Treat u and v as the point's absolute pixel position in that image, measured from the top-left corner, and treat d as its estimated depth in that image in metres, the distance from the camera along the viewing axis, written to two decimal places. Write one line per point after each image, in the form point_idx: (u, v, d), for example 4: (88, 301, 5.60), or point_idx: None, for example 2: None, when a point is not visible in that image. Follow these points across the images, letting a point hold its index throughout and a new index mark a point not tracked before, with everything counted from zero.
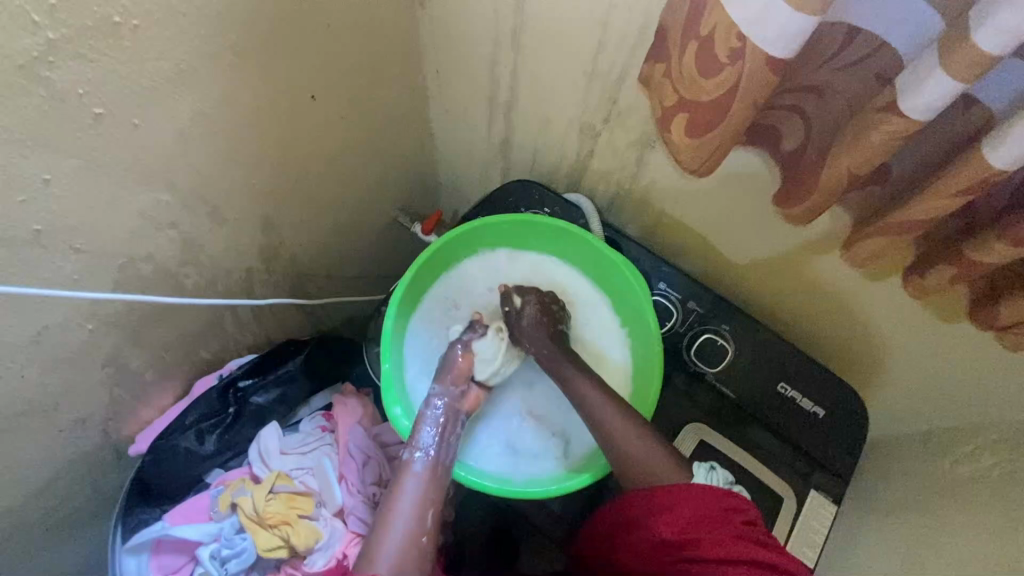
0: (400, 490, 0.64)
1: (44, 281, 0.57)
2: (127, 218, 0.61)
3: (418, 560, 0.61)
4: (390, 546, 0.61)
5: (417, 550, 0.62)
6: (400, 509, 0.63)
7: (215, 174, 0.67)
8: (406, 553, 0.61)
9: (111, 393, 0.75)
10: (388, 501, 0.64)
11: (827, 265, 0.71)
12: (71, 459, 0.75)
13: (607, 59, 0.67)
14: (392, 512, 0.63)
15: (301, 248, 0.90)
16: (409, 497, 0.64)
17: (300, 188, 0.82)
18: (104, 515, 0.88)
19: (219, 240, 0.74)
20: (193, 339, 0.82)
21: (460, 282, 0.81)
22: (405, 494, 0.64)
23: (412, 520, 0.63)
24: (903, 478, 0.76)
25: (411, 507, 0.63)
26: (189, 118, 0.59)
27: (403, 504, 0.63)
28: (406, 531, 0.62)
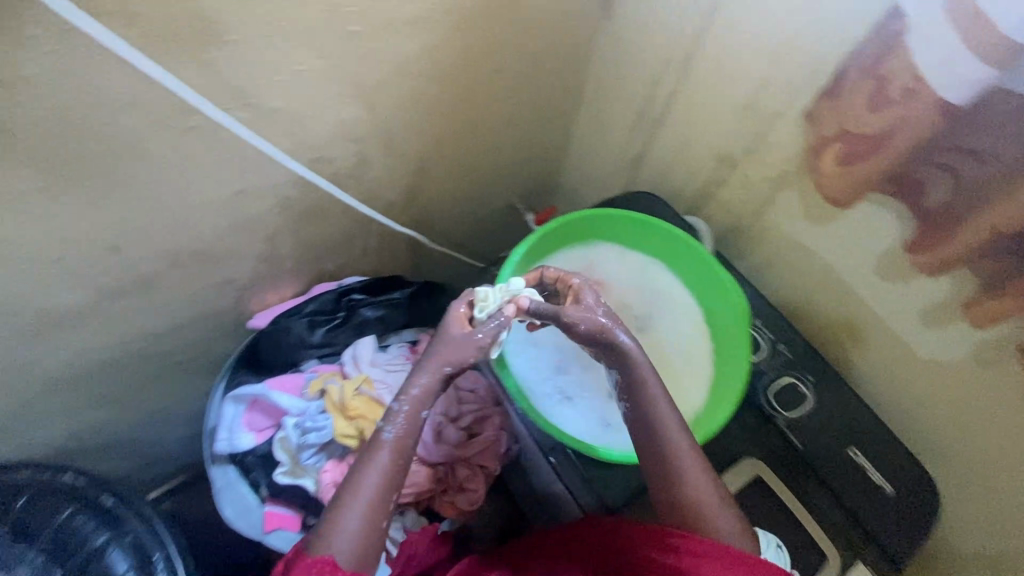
0: (369, 466, 0.59)
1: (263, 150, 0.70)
2: (333, 122, 0.73)
3: (377, 540, 0.58)
4: (347, 529, 0.56)
5: (377, 530, 0.58)
6: (365, 489, 0.58)
7: (403, 110, 0.79)
8: (365, 535, 0.57)
9: (257, 266, 0.87)
10: (352, 475, 0.59)
11: (934, 346, 0.71)
12: (205, 312, 0.88)
13: (768, 93, 0.73)
14: (355, 490, 0.58)
15: (435, 199, 1.01)
16: (376, 475, 0.59)
17: (455, 148, 0.93)
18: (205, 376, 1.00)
19: (383, 167, 0.86)
20: (327, 246, 0.93)
21: (566, 262, 0.88)
22: (373, 472, 0.59)
23: (372, 507, 0.58)
24: None
25: (375, 488, 0.58)
26: (405, 52, 0.71)
27: (368, 483, 0.58)
28: (366, 513, 0.57)
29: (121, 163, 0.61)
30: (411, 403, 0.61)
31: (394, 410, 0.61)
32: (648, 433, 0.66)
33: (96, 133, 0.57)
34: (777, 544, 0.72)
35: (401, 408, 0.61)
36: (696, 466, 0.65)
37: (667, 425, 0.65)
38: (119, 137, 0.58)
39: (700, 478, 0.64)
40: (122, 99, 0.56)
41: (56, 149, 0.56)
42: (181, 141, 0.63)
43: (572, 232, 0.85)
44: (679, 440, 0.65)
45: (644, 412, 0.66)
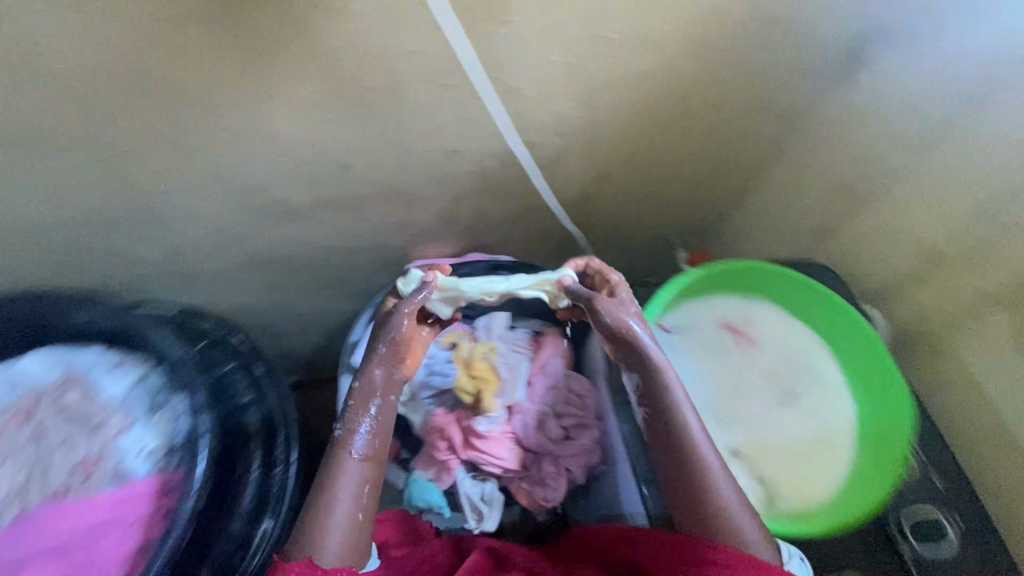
0: (341, 475, 0.67)
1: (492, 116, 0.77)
2: (555, 108, 0.78)
3: (360, 539, 0.66)
4: (334, 528, 0.64)
5: (354, 529, 0.65)
6: (337, 497, 0.65)
7: (616, 120, 0.83)
8: (349, 530, 0.65)
9: (435, 218, 0.96)
10: (321, 487, 0.66)
11: None
12: (379, 246, 0.99)
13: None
14: (327, 498, 0.65)
15: (605, 208, 1.03)
16: (348, 481, 0.67)
17: (643, 170, 0.95)
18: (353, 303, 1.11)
19: (575, 162, 0.90)
20: (496, 223, 1.00)
21: (719, 307, 0.86)
22: (345, 479, 0.67)
23: (347, 507, 0.65)
24: None
25: (348, 492, 0.66)
26: (646, 57, 0.74)
27: (342, 489, 0.66)
28: (343, 515, 0.65)
29: (382, 93, 0.70)
30: (360, 408, 0.71)
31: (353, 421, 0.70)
32: (670, 441, 0.69)
33: (377, 64, 0.66)
34: (800, 558, 0.67)
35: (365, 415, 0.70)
36: (722, 480, 0.67)
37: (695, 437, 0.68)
38: (392, 73, 0.67)
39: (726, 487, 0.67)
40: (408, 42, 0.64)
41: (344, 67, 0.66)
42: (433, 88, 0.71)
43: (727, 283, 0.85)
44: (708, 452, 0.68)
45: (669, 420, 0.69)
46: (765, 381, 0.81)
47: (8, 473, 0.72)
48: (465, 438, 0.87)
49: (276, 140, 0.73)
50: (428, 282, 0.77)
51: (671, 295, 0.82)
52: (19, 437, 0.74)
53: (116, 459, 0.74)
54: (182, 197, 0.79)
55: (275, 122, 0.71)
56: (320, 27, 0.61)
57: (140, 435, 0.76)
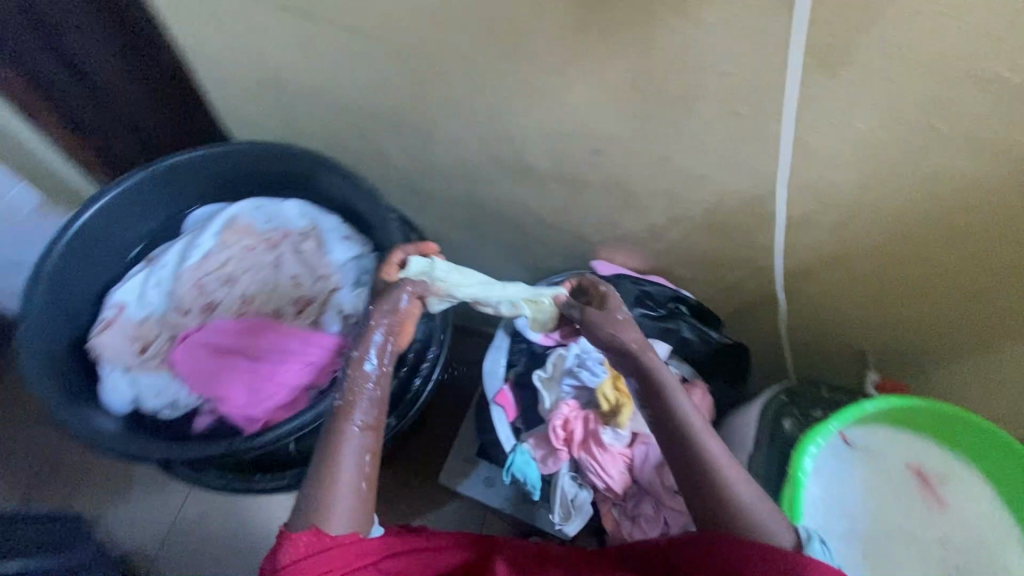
0: (343, 443, 0.62)
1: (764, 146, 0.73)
2: (836, 164, 0.72)
3: (365, 507, 0.61)
4: (340, 496, 0.59)
5: (361, 494, 0.61)
6: (342, 462, 0.61)
7: (880, 211, 0.76)
8: (359, 494, 0.61)
9: (644, 227, 0.94)
10: (328, 450, 0.62)
11: None
12: (573, 234, 1.02)
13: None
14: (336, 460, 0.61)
15: (822, 292, 0.93)
16: (353, 447, 0.62)
17: (876, 275, 0.86)
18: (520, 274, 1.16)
19: (819, 229, 0.82)
20: (691, 261, 0.98)
21: (914, 449, 0.77)
22: (351, 442, 0.62)
23: (353, 470, 0.61)
24: None
25: (353, 455, 0.62)
26: (971, 143, 0.64)
27: (348, 452, 0.62)
28: (350, 478, 0.61)
29: (673, 88, 0.70)
30: (360, 376, 0.66)
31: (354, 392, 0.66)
32: (679, 457, 0.62)
33: (689, 59, 0.66)
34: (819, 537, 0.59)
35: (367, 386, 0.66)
36: (736, 476, 0.60)
37: (705, 442, 0.62)
38: (696, 72, 0.67)
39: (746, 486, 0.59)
40: (723, 56, 0.64)
41: (655, 52, 0.66)
42: (723, 100, 0.69)
43: (945, 430, 0.75)
44: (717, 452, 0.61)
45: (676, 428, 0.63)
46: (935, 549, 0.72)
47: (256, 280, 0.92)
48: (584, 438, 0.88)
49: (554, 97, 0.77)
50: (429, 286, 0.71)
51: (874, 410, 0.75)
52: (268, 259, 0.94)
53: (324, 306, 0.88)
54: (448, 117, 0.87)
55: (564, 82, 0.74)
56: (656, 13, 0.62)
57: (346, 295, 0.89)
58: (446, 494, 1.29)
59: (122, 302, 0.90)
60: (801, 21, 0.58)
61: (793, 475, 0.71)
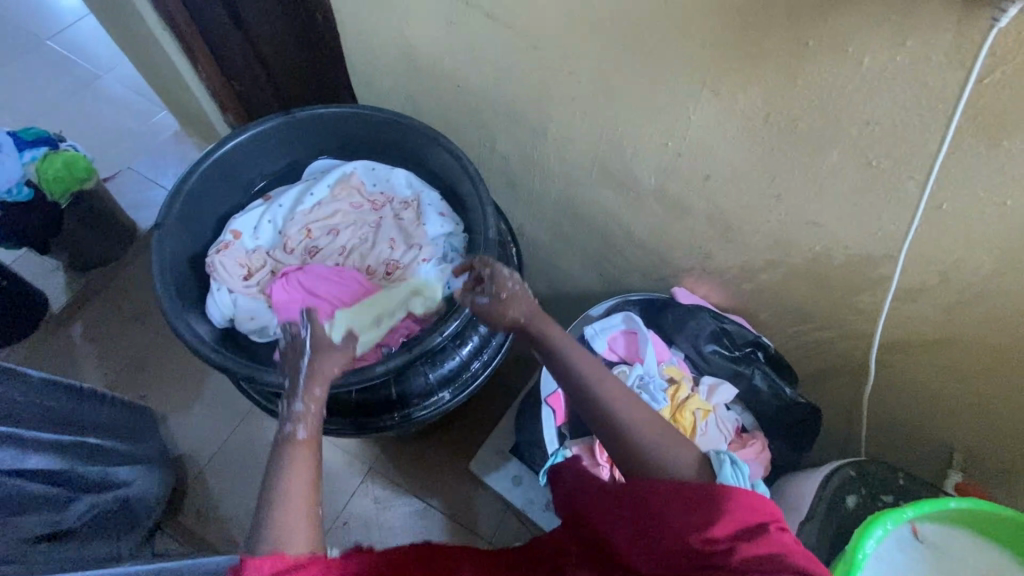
0: (290, 462, 0.57)
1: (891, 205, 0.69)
2: (969, 240, 0.67)
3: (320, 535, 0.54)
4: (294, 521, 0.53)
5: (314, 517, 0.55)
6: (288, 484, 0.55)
7: (1008, 299, 0.70)
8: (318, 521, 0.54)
9: (736, 265, 0.92)
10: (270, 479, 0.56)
11: None
12: (657, 254, 1.01)
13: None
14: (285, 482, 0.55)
15: (917, 373, 0.86)
16: (295, 468, 0.57)
17: (984, 364, 0.79)
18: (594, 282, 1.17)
19: (932, 305, 0.76)
20: (775, 307, 0.94)
21: (993, 565, 0.69)
22: (294, 468, 0.57)
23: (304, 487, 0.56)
24: None
25: (301, 480, 0.56)
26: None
27: (293, 473, 0.56)
28: (305, 499, 0.55)
29: (806, 128, 0.68)
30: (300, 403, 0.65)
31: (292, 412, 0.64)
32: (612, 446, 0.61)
33: (831, 101, 0.64)
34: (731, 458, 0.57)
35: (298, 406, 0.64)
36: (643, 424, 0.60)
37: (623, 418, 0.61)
38: (835, 115, 0.65)
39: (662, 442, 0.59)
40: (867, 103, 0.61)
41: (794, 88, 0.65)
42: (857, 149, 0.66)
43: None
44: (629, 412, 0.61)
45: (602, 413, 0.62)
46: None
47: (355, 236, 0.99)
48: None
49: (675, 116, 0.77)
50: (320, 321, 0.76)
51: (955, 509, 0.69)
52: (370, 219, 1.00)
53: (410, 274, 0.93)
54: (564, 116, 0.89)
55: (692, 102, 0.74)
56: (805, 46, 0.60)
57: (431, 268, 0.94)
58: (473, 482, 1.31)
59: (238, 231, 0.98)
60: (970, 83, 0.55)
61: (851, 555, 0.67)
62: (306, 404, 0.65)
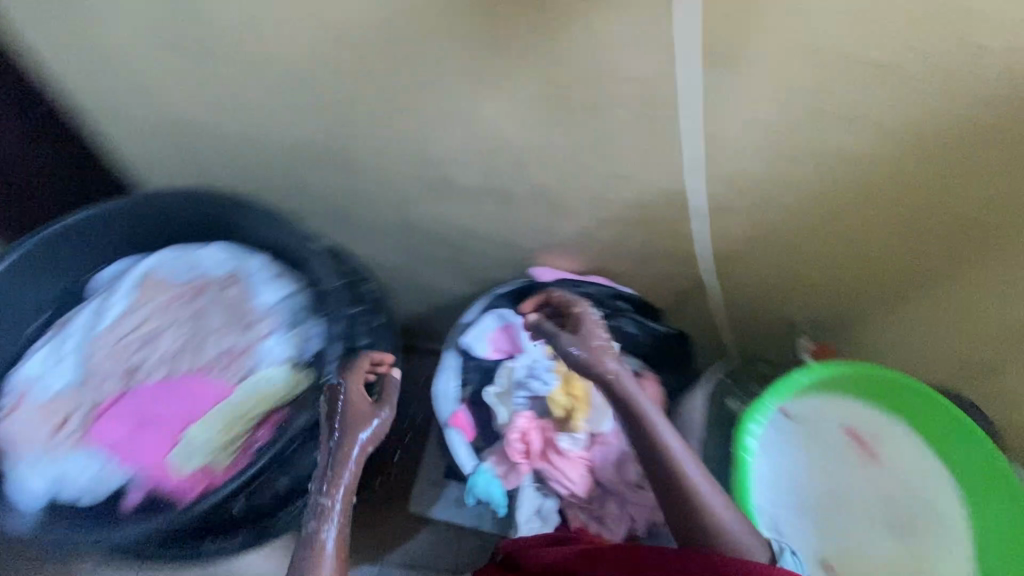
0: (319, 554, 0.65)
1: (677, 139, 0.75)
2: (747, 152, 0.76)
3: None
4: None
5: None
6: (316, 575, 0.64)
7: (795, 190, 0.80)
8: None
9: (577, 230, 0.96)
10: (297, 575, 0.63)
11: None
12: (508, 243, 1.02)
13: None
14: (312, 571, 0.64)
15: (750, 273, 0.97)
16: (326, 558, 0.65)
17: (798, 249, 0.90)
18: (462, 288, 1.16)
19: (739, 213, 0.86)
20: (627, 257, 1.00)
21: (849, 410, 0.80)
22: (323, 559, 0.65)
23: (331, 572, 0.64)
24: None
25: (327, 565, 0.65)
26: (859, 124, 0.69)
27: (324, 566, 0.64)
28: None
29: (585, 90, 0.71)
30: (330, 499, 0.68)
31: (326, 508, 0.68)
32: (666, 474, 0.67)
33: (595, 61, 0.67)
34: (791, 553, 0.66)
35: (330, 504, 0.68)
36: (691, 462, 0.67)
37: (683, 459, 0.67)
38: (603, 73, 0.68)
39: (714, 496, 0.65)
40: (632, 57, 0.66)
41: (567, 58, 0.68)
42: (632, 99, 0.71)
43: (874, 387, 0.79)
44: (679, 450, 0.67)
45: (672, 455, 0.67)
46: (873, 502, 0.76)
47: (177, 337, 0.86)
48: (543, 448, 0.89)
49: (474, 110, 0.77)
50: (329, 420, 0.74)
51: (807, 380, 0.78)
52: (188, 311, 0.88)
53: (255, 359, 0.85)
54: (371, 138, 0.85)
55: (480, 92, 0.74)
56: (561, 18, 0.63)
57: (278, 342, 0.87)
58: (416, 525, 1.25)
59: (25, 388, 0.83)
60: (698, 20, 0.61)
61: (736, 455, 0.74)
62: (331, 498, 0.69)
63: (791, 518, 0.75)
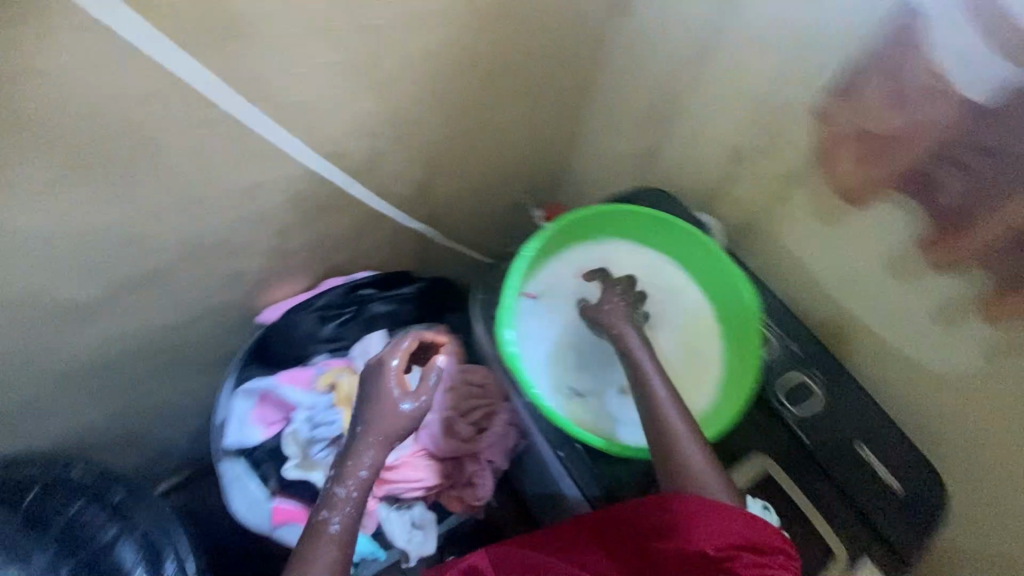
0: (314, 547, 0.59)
1: (279, 138, 0.69)
2: (347, 99, 0.70)
3: None
4: None
5: None
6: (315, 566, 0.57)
7: (421, 102, 0.78)
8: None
9: (266, 261, 0.87)
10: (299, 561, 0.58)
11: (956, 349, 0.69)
12: (213, 309, 0.88)
13: (809, 86, 0.70)
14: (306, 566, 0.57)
15: (446, 196, 1.00)
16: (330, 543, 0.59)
17: (467, 141, 0.92)
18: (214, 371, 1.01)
19: (394, 149, 0.82)
20: (338, 242, 0.93)
21: (577, 257, 0.87)
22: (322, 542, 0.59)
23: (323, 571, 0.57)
24: None
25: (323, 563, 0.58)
26: (417, 22, 0.67)
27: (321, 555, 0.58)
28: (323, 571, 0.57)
29: (140, 147, 0.60)
30: (337, 516, 0.61)
31: (338, 497, 0.62)
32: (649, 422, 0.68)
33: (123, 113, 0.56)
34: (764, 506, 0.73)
35: (345, 494, 0.62)
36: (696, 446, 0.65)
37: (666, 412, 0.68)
38: (143, 119, 0.58)
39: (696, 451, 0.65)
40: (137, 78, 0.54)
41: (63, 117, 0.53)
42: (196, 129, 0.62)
43: (582, 228, 0.85)
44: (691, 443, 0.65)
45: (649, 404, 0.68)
46: None
47: None
48: None
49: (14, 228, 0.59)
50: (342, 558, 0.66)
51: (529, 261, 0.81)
52: None
53: None
54: None
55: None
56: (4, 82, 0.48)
57: None
58: None
59: None
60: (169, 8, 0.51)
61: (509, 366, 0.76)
62: (346, 490, 0.62)
63: (582, 377, 0.82)
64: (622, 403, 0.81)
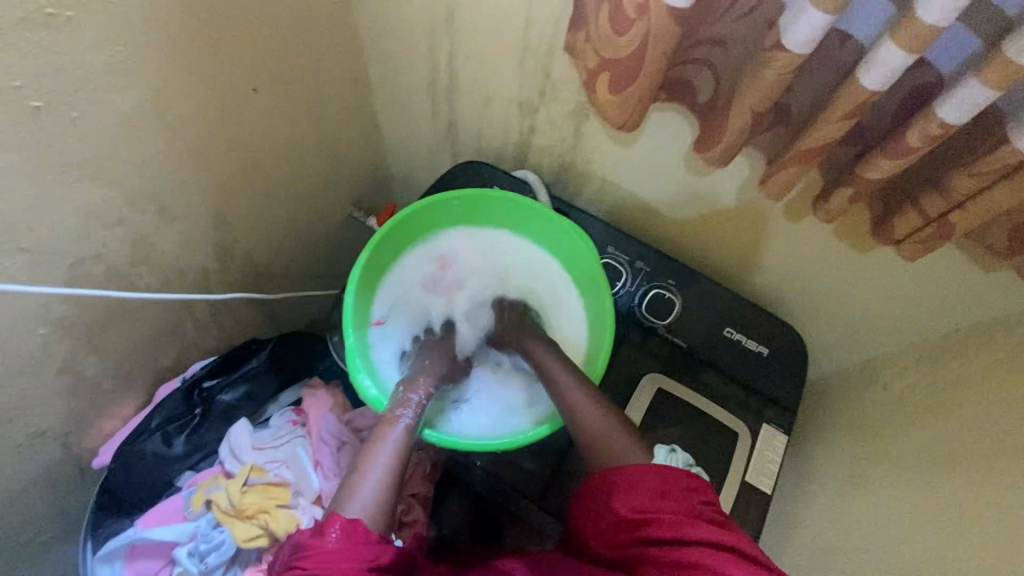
0: (378, 450, 0.64)
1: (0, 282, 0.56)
2: (61, 200, 0.57)
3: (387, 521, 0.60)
4: (363, 494, 0.60)
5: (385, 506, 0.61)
6: (376, 464, 0.63)
7: (166, 168, 0.66)
8: (380, 495, 0.60)
9: (71, 403, 0.74)
10: (367, 452, 0.64)
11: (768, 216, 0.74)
12: (29, 478, 0.73)
13: (562, 23, 0.68)
14: (370, 461, 0.63)
15: (257, 245, 0.89)
16: (387, 451, 0.64)
17: (251, 184, 0.81)
18: (75, 531, 0.87)
19: (162, 227, 0.71)
20: (152, 346, 0.80)
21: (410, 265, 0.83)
22: (385, 448, 0.64)
23: (385, 482, 0.61)
24: (855, 414, 0.80)
25: (381, 473, 0.62)
26: (103, 87, 0.54)
27: (380, 456, 0.63)
28: (374, 486, 0.61)
29: None
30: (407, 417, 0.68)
31: (407, 398, 0.70)
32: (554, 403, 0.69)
33: None
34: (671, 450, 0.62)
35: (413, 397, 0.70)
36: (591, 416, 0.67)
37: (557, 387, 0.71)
38: None
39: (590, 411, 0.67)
40: None
41: None
42: None
43: (401, 236, 0.80)
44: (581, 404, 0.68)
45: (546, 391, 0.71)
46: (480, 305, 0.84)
47: None
48: None
49: None
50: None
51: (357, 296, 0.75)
52: None
53: None
54: None
55: None
56: None
57: None
58: None
59: None
60: None
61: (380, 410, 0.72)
62: (419, 391, 0.71)
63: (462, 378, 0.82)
64: (507, 391, 0.82)
